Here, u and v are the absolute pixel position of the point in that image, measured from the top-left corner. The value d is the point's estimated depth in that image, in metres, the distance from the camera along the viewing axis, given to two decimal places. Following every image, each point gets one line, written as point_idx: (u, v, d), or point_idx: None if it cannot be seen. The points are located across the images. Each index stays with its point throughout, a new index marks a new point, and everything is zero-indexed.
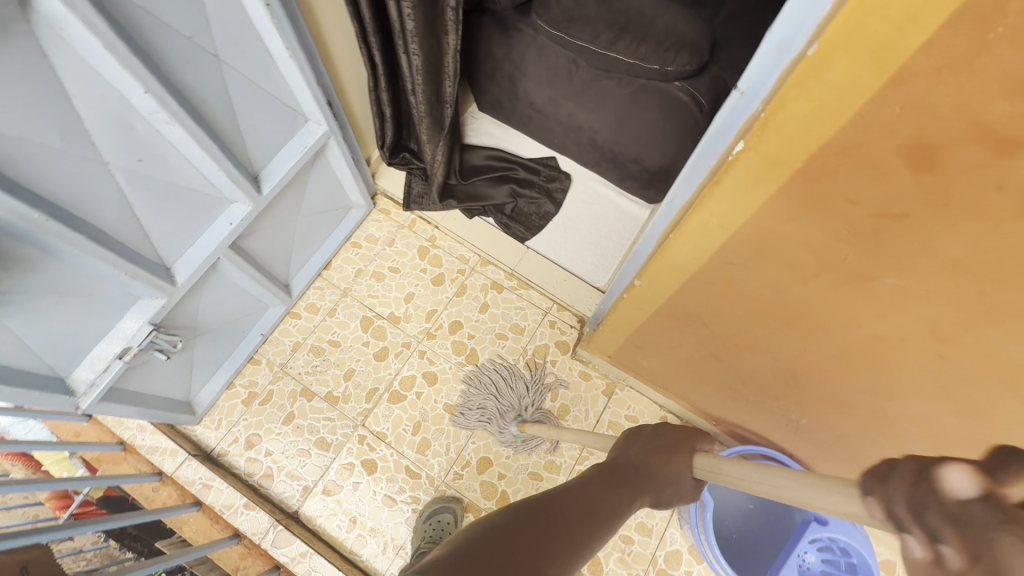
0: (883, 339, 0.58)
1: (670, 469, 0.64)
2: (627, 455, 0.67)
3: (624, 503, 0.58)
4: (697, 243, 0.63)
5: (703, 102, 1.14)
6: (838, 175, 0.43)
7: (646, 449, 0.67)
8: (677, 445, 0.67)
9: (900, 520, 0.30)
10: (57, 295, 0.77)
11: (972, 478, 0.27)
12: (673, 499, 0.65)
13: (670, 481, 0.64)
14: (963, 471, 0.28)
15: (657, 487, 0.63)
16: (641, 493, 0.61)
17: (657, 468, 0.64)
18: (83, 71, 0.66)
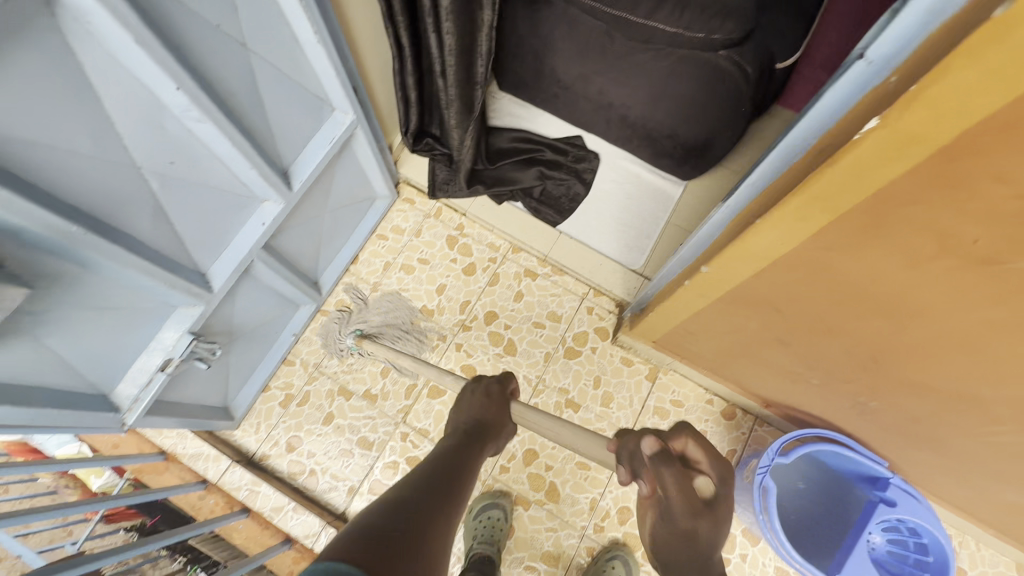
0: (996, 325, 0.54)
1: (496, 413, 0.81)
2: (462, 418, 0.81)
3: (477, 456, 0.73)
4: (788, 228, 0.59)
5: (749, 71, 1.11)
6: (990, 153, 0.38)
7: (482, 410, 0.80)
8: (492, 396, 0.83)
9: (621, 461, 0.67)
10: (95, 310, 0.73)
11: (652, 444, 0.63)
12: (506, 438, 0.84)
13: (500, 422, 0.81)
14: (650, 441, 0.63)
15: (494, 434, 0.79)
16: (488, 441, 0.77)
17: (491, 422, 0.80)
18: (112, 68, 0.61)
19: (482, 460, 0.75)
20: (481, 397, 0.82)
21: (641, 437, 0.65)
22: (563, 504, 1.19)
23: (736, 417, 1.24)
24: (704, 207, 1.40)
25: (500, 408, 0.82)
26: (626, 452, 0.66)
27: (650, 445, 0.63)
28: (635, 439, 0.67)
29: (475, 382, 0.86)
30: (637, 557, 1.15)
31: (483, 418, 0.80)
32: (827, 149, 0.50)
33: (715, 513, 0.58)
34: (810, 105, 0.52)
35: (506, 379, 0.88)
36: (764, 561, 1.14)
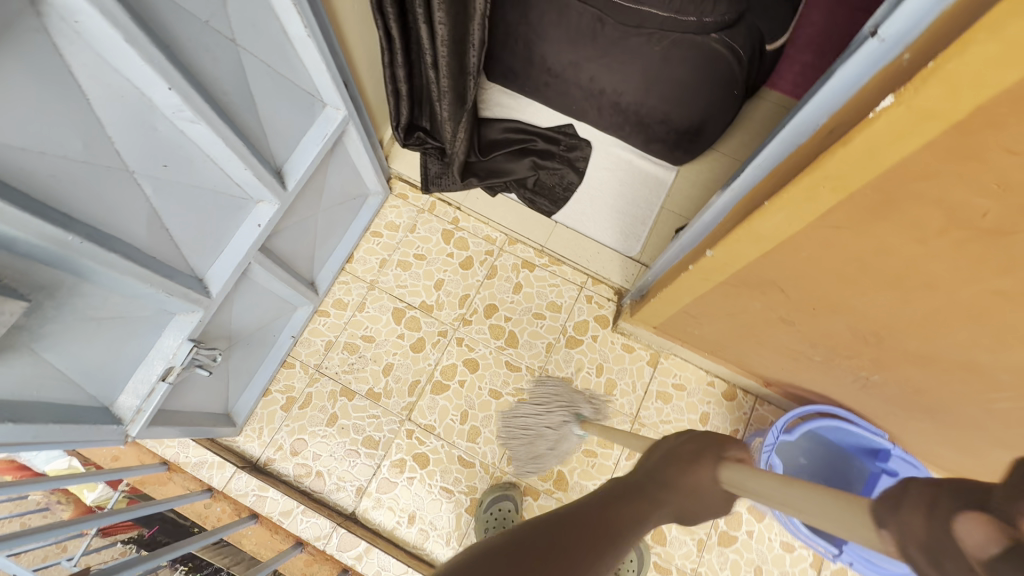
0: (1003, 294, 0.55)
1: (690, 481, 0.53)
2: (642, 471, 0.56)
3: (637, 520, 0.47)
4: (797, 208, 0.60)
5: (741, 53, 1.13)
6: (1006, 125, 0.39)
7: (668, 459, 0.55)
8: (701, 454, 0.55)
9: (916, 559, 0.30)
10: (94, 320, 0.71)
11: (981, 530, 0.26)
12: (706, 512, 0.54)
13: (692, 494, 0.53)
14: (971, 522, 0.27)
15: (676, 500, 0.52)
16: (657, 506, 0.50)
17: (676, 481, 0.53)
18: (101, 68, 0.59)
19: (644, 531, 0.47)
20: (676, 449, 0.56)
21: (943, 518, 0.28)
22: (571, 492, 1.20)
23: (737, 398, 1.26)
24: (697, 192, 1.41)
25: (699, 469, 0.54)
26: (917, 547, 0.30)
27: (977, 534, 0.26)
28: (913, 517, 0.31)
29: (676, 435, 0.59)
30: (647, 540, 1.16)
31: (665, 473, 0.53)
32: (841, 125, 0.51)
33: None
34: (831, 70, 0.52)
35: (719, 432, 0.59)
36: (770, 536, 1.17)
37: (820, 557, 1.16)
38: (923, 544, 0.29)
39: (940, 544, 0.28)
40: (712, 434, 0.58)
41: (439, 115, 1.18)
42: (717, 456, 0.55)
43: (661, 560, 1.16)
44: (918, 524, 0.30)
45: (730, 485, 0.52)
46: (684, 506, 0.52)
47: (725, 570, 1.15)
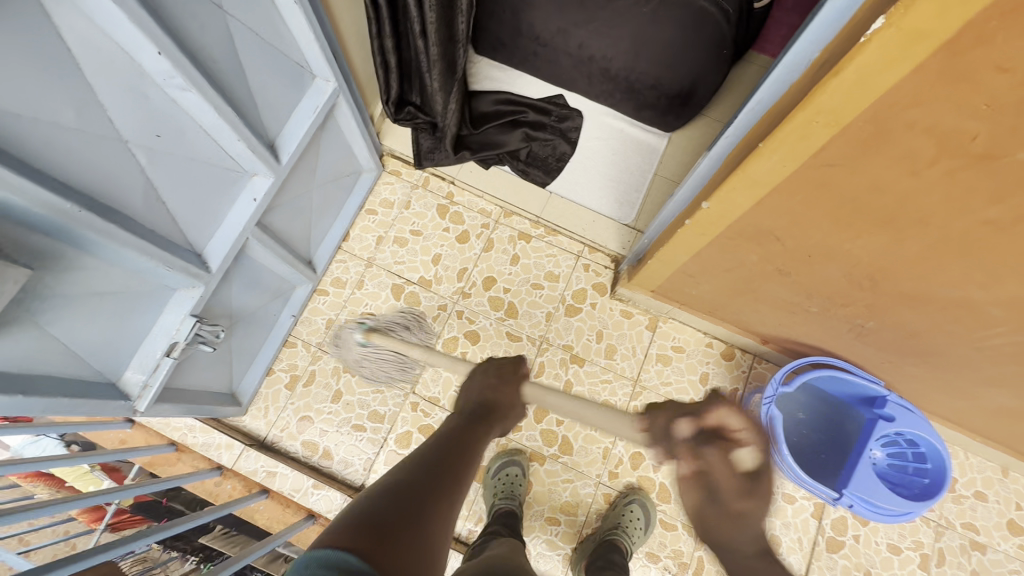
0: (996, 224, 0.56)
1: (516, 401, 0.86)
2: (472, 399, 0.85)
3: (484, 434, 0.79)
4: (791, 148, 0.61)
5: (728, 11, 1.11)
6: (995, 40, 0.40)
7: (487, 390, 0.85)
8: (508, 379, 0.87)
9: (657, 441, 0.82)
10: (96, 292, 0.71)
11: (689, 426, 0.77)
12: (515, 419, 0.88)
13: (511, 403, 0.86)
14: (683, 423, 0.78)
15: (508, 420, 0.86)
16: (494, 423, 0.83)
17: (501, 404, 0.85)
18: (91, 32, 0.59)
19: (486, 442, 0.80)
20: (496, 376, 0.87)
21: (676, 422, 0.79)
22: (576, 456, 1.22)
23: (735, 357, 1.28)
24: (688, 157, 1.41)
25: (516, 392, 0.87)
26: (661, 421, 0.82)
27: (686, 427, 0.77)
28: (663, 418, 0.82)
29: (485, 365, 0.89)
30: (652, 498, 1.19)
31: (489, 404, 0.83)
32: (834, 56, 0.52)
33: (759, 488, 0.70)
34: (822, 4, 0.54)
35: (519, 361, 0.90)
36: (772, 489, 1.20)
37: (821, 507, 1.19)
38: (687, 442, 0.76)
39: (708, 437, 0.75)
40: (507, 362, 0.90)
41: (429, 86, 1.17)
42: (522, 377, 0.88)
43: (667, 517, 1.19)
44: (683, 426, 0.78)
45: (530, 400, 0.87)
46: (512, 415, 0.87)
47: None
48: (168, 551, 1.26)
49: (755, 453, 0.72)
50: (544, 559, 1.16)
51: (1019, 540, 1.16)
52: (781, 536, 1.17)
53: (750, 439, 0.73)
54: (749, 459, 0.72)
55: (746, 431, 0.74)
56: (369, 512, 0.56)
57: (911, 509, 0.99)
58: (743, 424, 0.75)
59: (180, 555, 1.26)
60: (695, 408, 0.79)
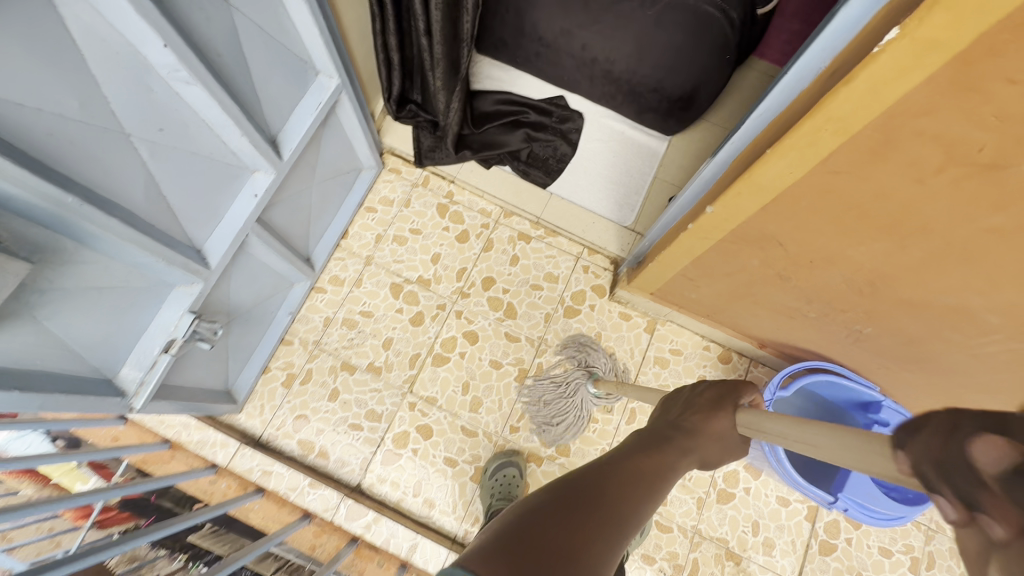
0: (999, 232, 0.57)
1: (713, 427, 0.59)
2: (667, 421, 0.62)
3: (674, 459, 0.53)
4: (798, 155, 0.61)
5: (732, 16, 1.14)
6: (1008, 52, 0.41)
7: (685, 411, 0.63)
8: (724, 401, 0.62)
9: (939, 488, 0.28)
10: (94, 288, 0.69)
11: (999, 453, 0.24)
12: (734, 453, 0.63)
13: (715, 440, 0.59)
14: (988, 445, 0.25)
15: (701, 448, 0.58)
16: (684, 449, 0.56)
17: (700, 428, 0.59)
18: (97, 23, 0.58)
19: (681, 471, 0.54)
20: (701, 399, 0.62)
21: (957, 435, 0.26)
22: (574, 457, 1.22)
23: (732, 360, 1.29)
24: (688, 161, 1.42)
25: (726, 421, 0.60)
26: (931, 465, 0.28)
27: (990, 453, 0.24)
28: (933, 437, 0.28)
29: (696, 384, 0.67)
30: None
31: (688, 422, 0.60)
32: (846, 64, 0.53)
33: None
34: (835, 12, 0.54)
35: (731, 382, 0.65)
36: (767, 492, 1.21)
37: (815, 510, 1.20)
38: (937, 460, 0.27)
39: (951, 458, 0.26)
40: (724, 382, 0.65)
41: (432, 85, 1.17)
42: (735, 402, 0.61)
43: (663, 518, 1.19)
44: (931, 439, 0.28)
45: (744, 427, 0.57)
46: (704, 448, 0.58)
47: (724, 526, 1.19)
48: (156, 549, 1.23)
49: None
50: None
51: None
52: (775, 538, 1.18)
53: None
54: None
55: None
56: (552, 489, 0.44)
57: (909, 514, 1.01)
58: None
59: (168, 553, 1.24)
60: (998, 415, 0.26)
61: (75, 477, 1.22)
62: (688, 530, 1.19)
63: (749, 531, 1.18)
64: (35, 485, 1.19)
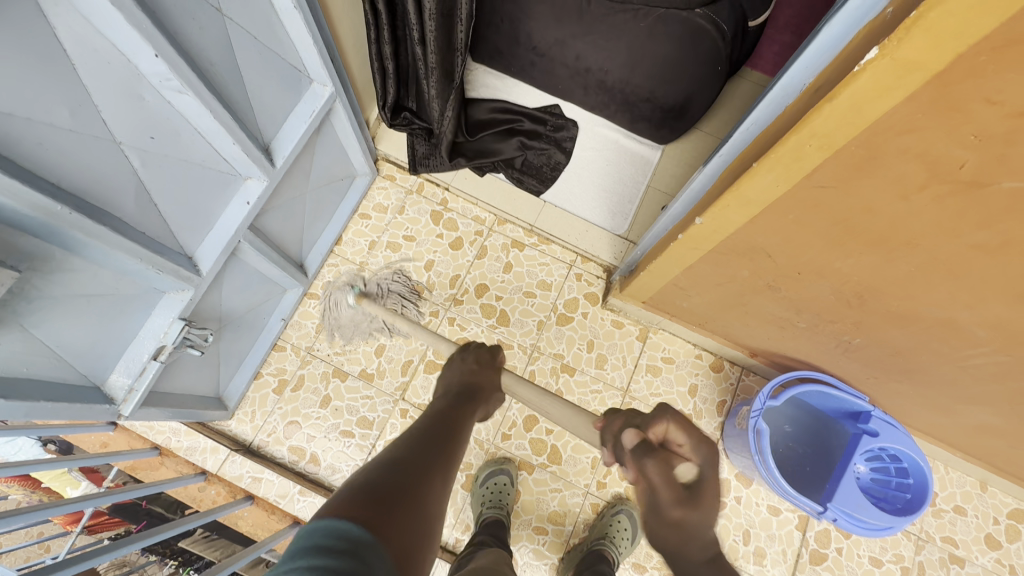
0: (983, 248, 0.58)
1: (489, 381, 0.86)
2: (449, 381, 0.85)
3: (468, 414, 0.77)
4: (785, 169, 0.62)
5: (723, 28, 1.14)
6: (985, 74, 0.42)
7: (466, 371, 0.86)
8: (488, 365, 0.88)
9: (608, 442, 0.71)
10: (84, 294, 0.70)
11: (632, 435, 0.64)
12: (495, 404, 0.89)
13: (487, 390, 0.85)
14: (630, 433, 0.65)
15: (486, 398, 0.84)
16: (477, 402, 0.81)
17: (482, 385, 0.84)
18: (89, 32, 0.58)
19: (473, 419, 0.79)
20: (476, 362, 0.87)
21: (620, 433, 0.66)
22: (565, 465, 1.22)
23: (724, 369, 1.29)
24: (681, 170, 1.43)
25: (493, 375, 0.87)
26: (613, 429, 0.71)
27: (629, 436, 0.65)
28: (617, 420, 0.72)
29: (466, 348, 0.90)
30: (639, 509, 1.19)
31: (473, 381, 0.84)
32: (829, 80, 0.53)
33: (698, 500, 0.58)
34: (818, 30, 0.55)
35: (496, 350, 0.91)
36: (758, 501, 1.21)
37: (806, 520, 1.20)
38: (613, 435, 0.70)
39: (620, 441, 0.68)
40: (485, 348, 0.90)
41: (426, 93, 1.18)
42: (497, 365, 0.88)
43: None
44: (617, 423, 0.71)
45: (507, 387, 0.87)
46: (488, 398, 0.85)
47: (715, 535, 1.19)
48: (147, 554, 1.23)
49: (699, 464, 0.61)
50: (531, 568, 1.16)
51: (997, 554, 1.19)
52: (766, 548, 1.18)
53: (694, 450, 0.62)
54: (686, 470, 0.61)
55: (689, 443, 0.62)
56: (383, 468, 0.57)
57: (896, 524, 1.00)
58: (688, 434, 0.62)
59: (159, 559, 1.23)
60: (644, 422, 0.66)
61: (65, 481, 1.24)
62: None
63: (740, 540, 1.19)
64: (27, 489, 1.20)
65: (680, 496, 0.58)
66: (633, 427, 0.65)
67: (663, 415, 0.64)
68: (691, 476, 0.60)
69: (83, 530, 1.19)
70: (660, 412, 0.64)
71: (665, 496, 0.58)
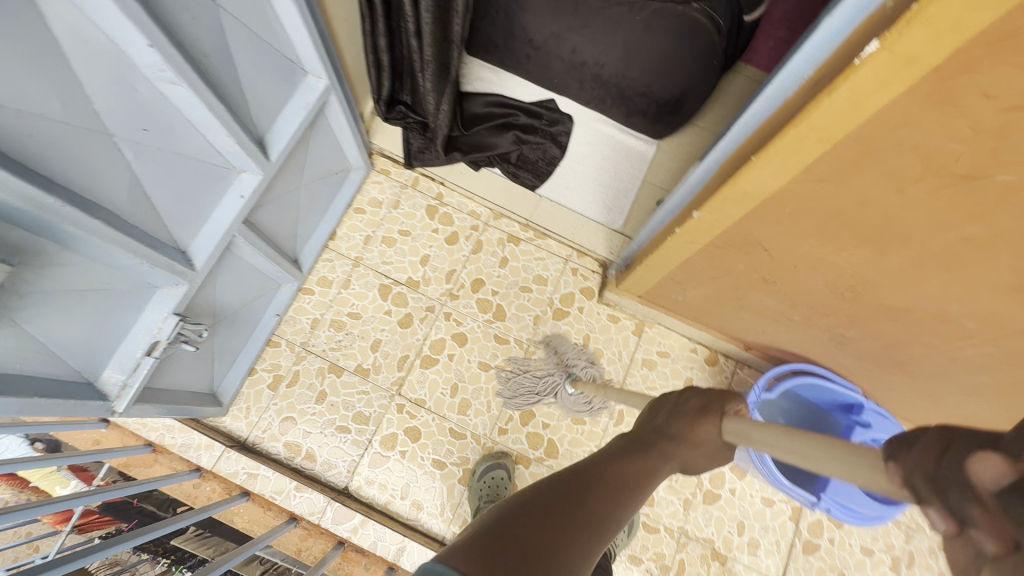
0: (974, 241, 0.59)
1: (697, 435, 0.58)
2: (649, 425, 0.61)
3: (653, 470, 0.52)
4: (783, 162, 0.62)
5: (719, 23, 1.14)
6: (982, 67, 0.42)
7: (672, 416, 0.61)
8: (709, 408, 0.60)
9: (922, 494, 0.28)
10: (76, 289, 0.68)
11: (997, 468, 0.23)
12: (713, 462, 0.59)
13: (698, 449, 0.57)
14: (983, 460, 0.24)
15: (686, 453, 0.57)
16: (667, 458, 0.55)
17: (683, 435, 0.57)
18: (79, 21, 0.56)
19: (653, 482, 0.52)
20: (693, 406, 0.60)
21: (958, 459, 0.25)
22: (562, 459, 1.22)
23: (719, 363, 1.30)
24: (676, 165, 1.43)
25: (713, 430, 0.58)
26: (921, 477, 0.28)
27: (987, 467, 0.24)
28: (925, 452, 0.28)
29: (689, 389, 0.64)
30: None
31: (674, 428, 0.58)
32: (830, 73, 0.53)
33: None
34: (818, 23, 0.55)
35: (724, 393, 0.63)
36: (752, 493, 1.22)
37: (799, 511, 1.22)
38: (928, 473, 0.27)
39: (942, 473, 0.26)
40: (711, 394, 0.62)
41: (422, 86, 1.17)
42: (721, 410, 0.60)
43: (650, 519, 1.20)
44: (923, 454, 0.28)
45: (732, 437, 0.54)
46: (686, 459, 0.57)
47: (710, 526, 1.20)
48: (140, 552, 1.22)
49: None
50: None
51: None
52: (759, 538, 1.20)
53: None
54: None
55: None
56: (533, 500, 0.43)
57: (886, 513, 1.02)
58: None
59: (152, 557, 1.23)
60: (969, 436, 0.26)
61: (55, 480, 1.22)
62: (674, 531, 1.20)
63: (734, 531, 1.20)
64: (15, 488, 1.19)
65: None
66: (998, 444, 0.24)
67: None
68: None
69: (75, 529, 1.17)
70: None
71: None
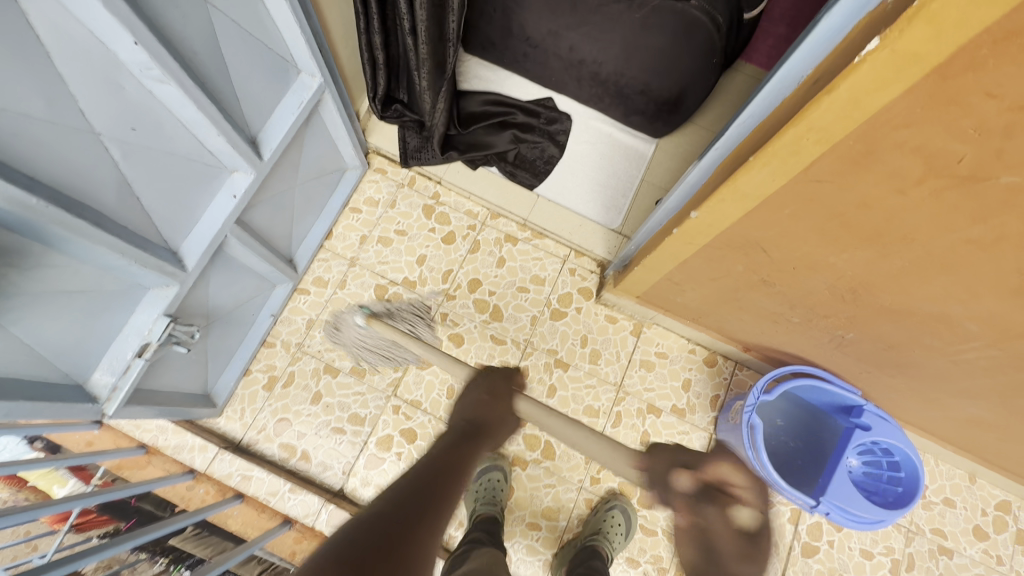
0: (977, 243, 0.58)
1: (501, 414, 0.82)
2: (462, 414, 0.81)
3: (469, 457, 0.74)
4: (781, 162, 0.61)
5: (720, 20, 1.12)
6: (987, 66, 0.41)
7: (478, 404, 0.82)
8: (500, 390, 0.84)
9: (654, 483, 0.78)
10: (63, 291, 0.67)
11: (689, 478, 0.75)
12: (508, 437, 0.83)
13: (502, 423, 0.82)
14: (686, 474, 0.75)
15: (495, 434, 0.81)
16: (479, 442, 0.77)
17: (489, 419, 0.80)
18: (63, 18, 0.55)
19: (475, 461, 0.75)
20: (488, 393, 0.83)
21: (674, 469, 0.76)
22: (559, 461, 1.22)
23: (718, 364, 1.29)
24: (675, 164, 1.42)
25: (509, 408, 0.83)
26: (647, 470, 0.78)
27: (686, 479, 0.75)
28: (663, 456, 0.78)
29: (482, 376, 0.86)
30: (633, 504, 1.19)
31: (479, 415, 0.80)
32: (828, 73, 0.52)
33: (757, 549, 0.69)
34: (817, 21, 0.54)
35: (511, 373, 0.87)
36: None
37: (798, 513, 1.20)
38: (670, 465, 0.77)
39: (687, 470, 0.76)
40: (501, 376, 0.85)
41: (417, 85, 1.16)
42: (511, 392, 0.83)
43: (647, 522, 1.19)
44: (662, 458, 0.78)
45: (524, 415, 0.83)
46: (494, 434, 0.80)
47: None
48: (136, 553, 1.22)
49: (744, 501, 0.72)
50: (525, 565, 1.16)
51: (984, 545, 1.20)
52: None
53: (747, 493, 0.72)
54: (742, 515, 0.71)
55: (745, 488, 0.73)
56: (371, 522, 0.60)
57: (886, 519, 1.00)
58: (744, 482, 0.73)
59: (149, 557, 1.22)
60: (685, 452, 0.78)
61: (52, 480, 1.21)
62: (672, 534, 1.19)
63: None
64: (12, 488, 1.19)
65: (742, 548, 0.69)
66: (688, 469, 0.75)
67: (728, 456, 0.75)
68: (752, 521, 0.71)
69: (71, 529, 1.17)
70: (720, 453, 0.76)
71: (724, 534, 0.70)
